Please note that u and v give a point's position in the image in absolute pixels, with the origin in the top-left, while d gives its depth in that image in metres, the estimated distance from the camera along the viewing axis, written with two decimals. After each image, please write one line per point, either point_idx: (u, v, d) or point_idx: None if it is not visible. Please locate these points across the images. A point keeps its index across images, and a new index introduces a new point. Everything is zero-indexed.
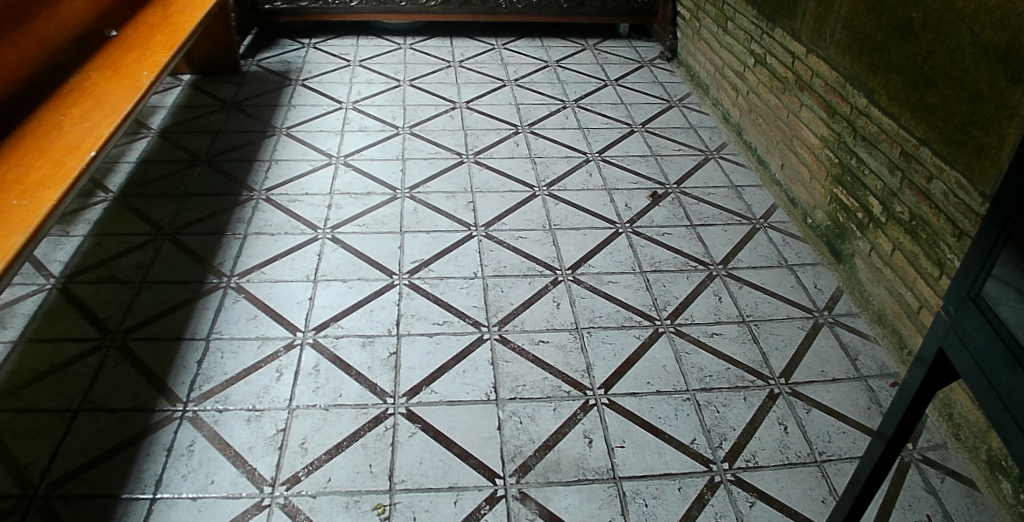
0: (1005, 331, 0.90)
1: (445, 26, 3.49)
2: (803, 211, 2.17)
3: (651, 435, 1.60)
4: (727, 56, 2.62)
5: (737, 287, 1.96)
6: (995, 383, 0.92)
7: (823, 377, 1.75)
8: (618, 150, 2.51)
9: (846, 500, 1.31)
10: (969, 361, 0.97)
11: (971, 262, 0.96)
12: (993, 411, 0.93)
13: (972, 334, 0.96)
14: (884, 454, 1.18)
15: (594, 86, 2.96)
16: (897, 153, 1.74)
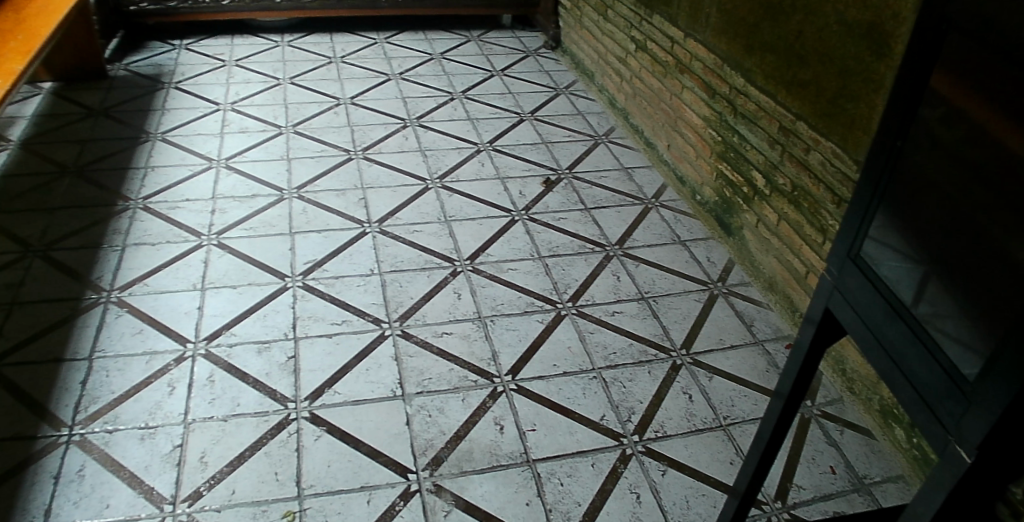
0: (887, 288, 0.89)
1: (324, 22, 3.44)
2: (691, 188, 2.26)
3: (561, 416, 1.62)
4: (609, 43, 2.69)
5: (635, 266, 2.02)
6: (881, 340, 0.91)
7: (722, 345, 1.82)
8: (508, 139, 2.54)
9: (752, 460, 1.30)
10: (852, 313, 0.97)
11: (849, 219, 0.96)
12: (879, 367, 0.92)
13: (854, 292, 0.96)
14: (784, 411, 1.21)
15: (481, 77, 2.99)
16: (776, 128, 1.83)
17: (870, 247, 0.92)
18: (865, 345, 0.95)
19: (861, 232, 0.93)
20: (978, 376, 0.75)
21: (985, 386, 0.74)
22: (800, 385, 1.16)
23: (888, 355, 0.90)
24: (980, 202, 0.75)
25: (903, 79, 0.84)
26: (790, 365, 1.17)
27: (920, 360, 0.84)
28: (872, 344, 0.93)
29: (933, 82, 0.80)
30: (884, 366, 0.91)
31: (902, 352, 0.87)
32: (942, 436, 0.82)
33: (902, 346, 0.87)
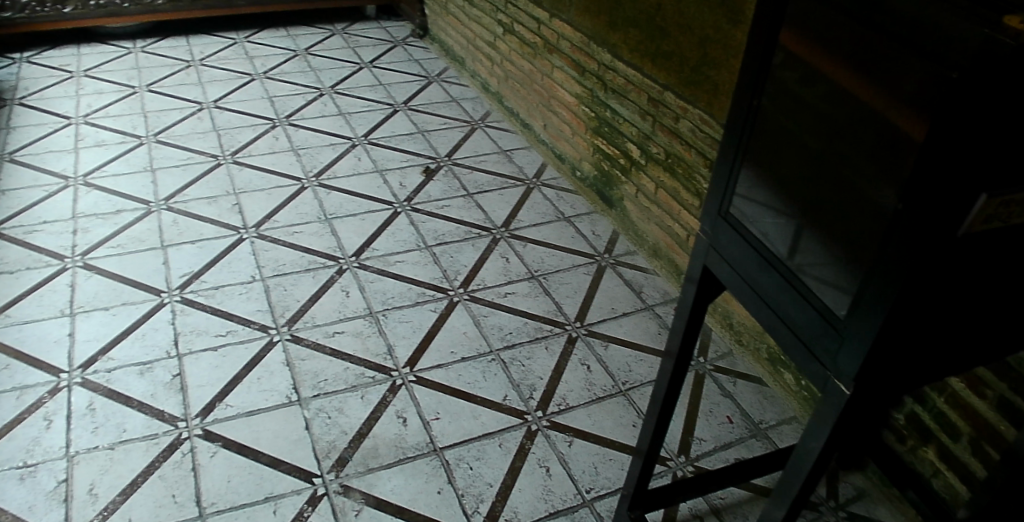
0: (759, 241, 0.96)
1: (178, 24, 3.29)
2: (569, 165, 2.31)
3: (463, 401, 1.64)
4: (477, 27, 2.70)
5: (522, 246, 2.05)
6: (759, 289, 0.98)
7: (614, 313, 1.88)
8: (384, 131, 2.52)
9: (649, 425, 1.36)
10: (732, 269, 1.04)
11: (717, 180, 1.02)
12: (760, 314, 1.00)
13: (730, 247, 1.02)
14: (675, 369, 1.26)
15: (349, 70, 2.94)
16: (645, 100, 1.89)
17: (743, 207, 0.99)
18: (747, 298, 1.02)
19: (733, 193, 1.00)
20: (846, 314, 0.83)
21: (853, 323, 0.82)
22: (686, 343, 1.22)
23: (769, 305, 0.97)
24: (833, 154, 0.82)
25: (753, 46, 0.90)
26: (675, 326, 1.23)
27: (796, 306, 0.92)
28: (753, 297, 1.00)
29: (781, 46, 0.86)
30: (766, 316, 0.98)
31: (779, 298, 0.94)
32: (823, 372, 0.90)
33: (780, 295, 0.94)
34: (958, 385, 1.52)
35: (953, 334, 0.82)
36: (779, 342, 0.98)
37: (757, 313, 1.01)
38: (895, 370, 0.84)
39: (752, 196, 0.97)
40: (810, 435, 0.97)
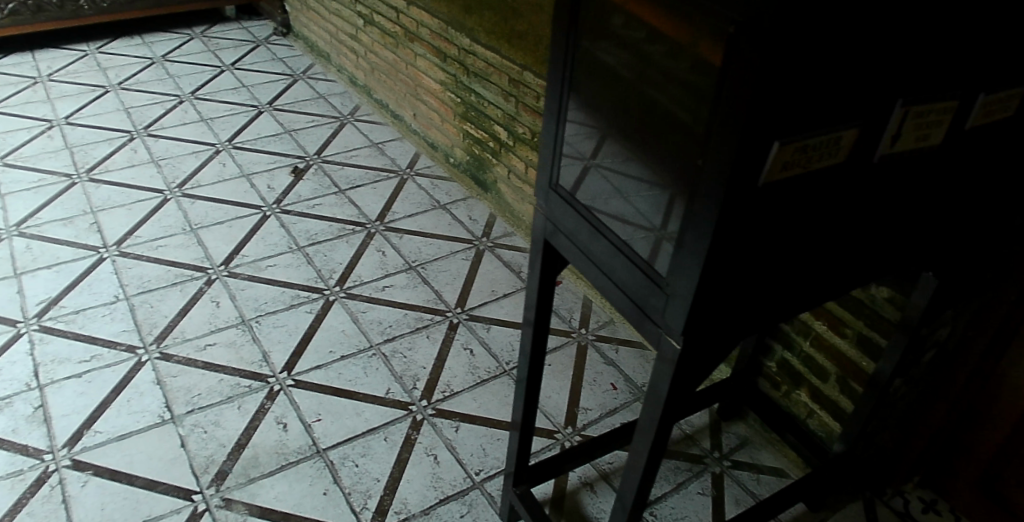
0: (582, 208, 1.17)
1: (23, 38, 3.16)
2: (443, 153, 2.32)
3: (344, 399, 1.63)
4: (337, 21, 2.68)
5: (398, 238, 2.05)
6: (588, 251, 1.19)
7: (495, 295, 1.90)
8: (249, 134, 2.47)
9: (519, 397, 1.39)
10: (573, 246, 1.22)
11: (544, 159, 1.21)
12: (592, 273, 1.20)
13: (560, 215, 1.22)
14: (534, 348, 1.35)
15: (209, 74, 2.88)
16: (506, 81, 1.89)
17: (587, 187, 1.16)
18: (590, 269, 1.20)
19: (580, 176, 1.16)
20: (672, 272, 1.04)
21: (680, 278, 1.02)
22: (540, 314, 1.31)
23: (609, 273, 1.16)
24: (657, 135, 1.01)
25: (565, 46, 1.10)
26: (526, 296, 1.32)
27: (633, 272, 1.11)
28: (595, 269, 1.19)
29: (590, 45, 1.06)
30: (605, 284, 1.18)
31: (607, 257, 1.15)
32: (658, 325, 1.10)
33: (617, 265, 1.14)
34: (820, 328, 1.60)
35: (751, 283, 1.08)
36: (618, 306, 1.17)
37: (599, 281, 1.20)
38: (712, 315, 1.07)
39: (599, 176, 1.13)
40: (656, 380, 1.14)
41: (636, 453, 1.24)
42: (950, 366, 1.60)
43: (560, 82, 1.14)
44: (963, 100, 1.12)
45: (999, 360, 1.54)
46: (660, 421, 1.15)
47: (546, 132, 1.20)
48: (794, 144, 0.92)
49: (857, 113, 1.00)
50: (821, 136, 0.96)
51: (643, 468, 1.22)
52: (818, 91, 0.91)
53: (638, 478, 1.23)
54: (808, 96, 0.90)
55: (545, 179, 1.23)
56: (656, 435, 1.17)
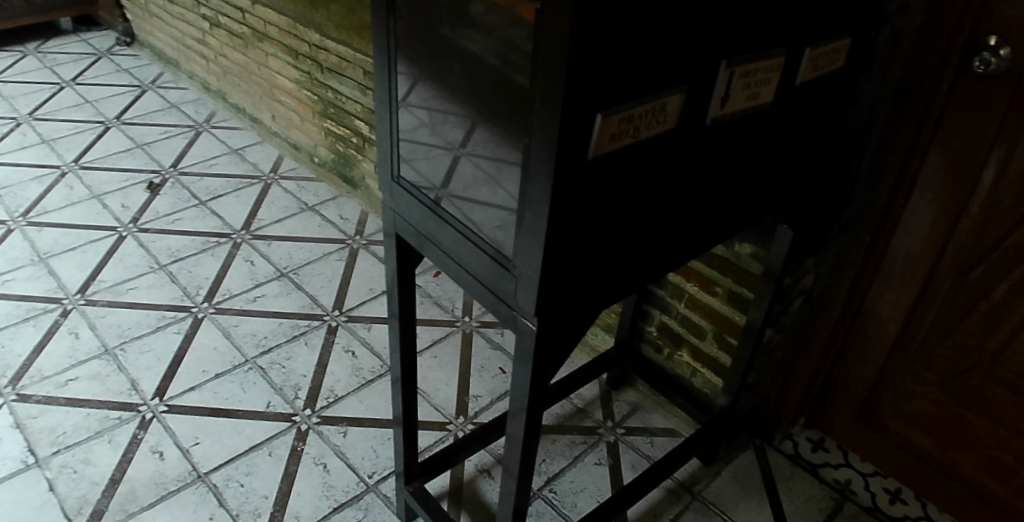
0: (425, 196, 1.21)
1: None
2: (308, 153, 2.32)
3: (223, 418, 1.57)
4: (184, 26, 2.67)
5: (267, 246, 2.04)
6: (436, 239, 1.22)
7: (373, 293, 1.90)
8: (97, 152, 2.42)
9: (398, 392, 1.39)
10: (418, 234, 1.26)
11: (384, 153, 1.25)
12: (443, 262, 1.24)
13: (406, 207, 1.26)
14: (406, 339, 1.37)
15: (48, 92, 2.81)
16: (361, 75, 1.84)
17: (458, 177, 1.14)
18: (437, 255, 1.24)
19: (451, 166, 1.15)
20: (519, 253, 1.07)
21: (529, 257, 1.05)
22: (403, 304, 1.34)
23: (456, 258, 1.20)
24: (512, 119, 1.00)
25: (390, 39, 1.14)
26: (392, 287, 1.33)
27: (486, 257, 1.14)
28: (444, 256, 1.22)
29: (413, 35, 1.11)
30: (456, 271, 1.22)
31: (457, 245, 1.18)
32: (512, 309, 1.13)
33: (464, 251, 1.18)
34: (691, 289, 1.61)
35: (598, 256, 1.12)
36: (470, 291, 1.21)
37: (449, 268, 1.23)
38: (563, 291, 1.10)
39: (470, 164, 1.12)
40: (523, 360, 1.18)
41: (515, 430, 1.27)
42: (816, 310, 1.67)
43: (427, 71, 1.11)
44: (787, 58, 1.15)
45: (863, 297, 1.63)
46: (530, 395, 1.20)
47: (417, 123, 1.18)
48: (617, 116, 0.96)
49: (681, 81, 1.02)
50: (645, 105, 0.99)
51: (524, 440, 1.26)
52: (633, 65, 0.94)
53: (522, 446, 1.27)
54: (625, 71, 0.93)
55: (416, 172, 1.22)
56: (530, 410, 1.22)
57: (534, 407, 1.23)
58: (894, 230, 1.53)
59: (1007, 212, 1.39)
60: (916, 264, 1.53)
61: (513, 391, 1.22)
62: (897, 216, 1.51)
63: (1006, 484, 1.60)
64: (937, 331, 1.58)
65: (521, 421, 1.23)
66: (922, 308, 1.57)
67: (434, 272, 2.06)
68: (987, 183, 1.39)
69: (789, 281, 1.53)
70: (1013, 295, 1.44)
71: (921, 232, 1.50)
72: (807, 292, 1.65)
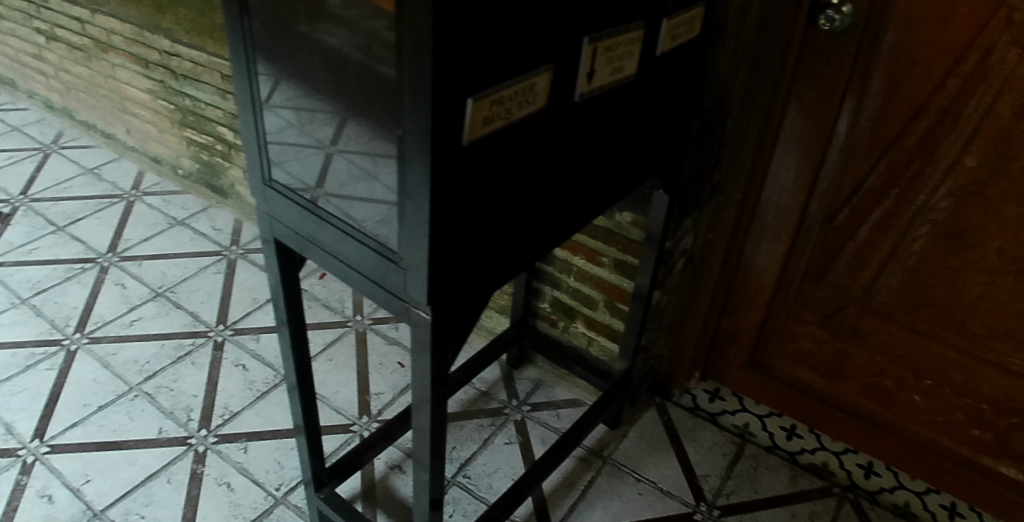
0: (301, 197, 1.17)
1: None
2: (170, 164, 2.26)
3: (113, 451, 1.50)
4: (14, 43, 2.51)
5: (137, 266, 1.99)
6: (317, 240, 1.18)
7: (256, 302, 1.90)
8: None
9: (296, 401, 1.37)
10: (297, 236, 1.22)
11: (252, 156, 1.19)
12: (327, 262, 1.20)
13: (280, 210, 1.21)
14: (297, 345, 1.33)
15: None
16: (219, 79, 1.81)
17: (332, 175, 1.11)
18: (319, 256, 1.20)
19: (325, 165, 1.11)
20: (404, 242, 1.04)
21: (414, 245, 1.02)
22: (290, 310, 1.30)
23: (339, 256, 1.17)
24: (381, 111, 0.98)
25: (243, 37, 1.08)
26: (277, 295, 1.29)
27: (369, 251, 1.11)
28: (326, 255, 1.19)
29: (266, 31, 1.06)
30: (341, 269, 1.18)
31: (340, 243, 1.14)
32: (404, 303, 1.11)
33: (346, 248, 1.14)
34: (579, 262, 1.63)
35: (484, 241, 1.12)
36: (357, 289, 1.17)
37: (332, 267, 1.20)
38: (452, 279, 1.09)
39: (344, 161, 1.09)
40: (419, 352, 1.16)
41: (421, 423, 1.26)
42: (699, 267, 1.75)
43: (290, 70, 1.07)
44: (648, 27, 1.18)
45: (745, 249, 1.71)
46: (434, 388, 1.18)
47: (286, 125, 1.13)
48: (488, 99, 0.95)
49: (547, 59, 1.03)
50: (515, 86, 0.99)
51: (431, 433, 1.25)
52: (496, 48, 0.93)
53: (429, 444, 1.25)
54: (489, 56, 0.93)
55: (289, 174, 1.18)
56: (435, 402, 1.20)
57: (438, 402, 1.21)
58: (762, 185, 1.61)
59: (863, 156, 1.50)
60: (787, 214, 1.62)
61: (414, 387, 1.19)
62: (763, 172, 1.59)
63: (889, 407, 1.73)
64: (810, 275, 1.68)
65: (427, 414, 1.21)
66: (798, 253, 1.66)
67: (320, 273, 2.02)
68: (843, 131, 1.49)
69: (670, 242, 1.57)
70: (876, 233, 1.56)
71: (791, 182, 1.58)
72: (689, 250, 1.72)
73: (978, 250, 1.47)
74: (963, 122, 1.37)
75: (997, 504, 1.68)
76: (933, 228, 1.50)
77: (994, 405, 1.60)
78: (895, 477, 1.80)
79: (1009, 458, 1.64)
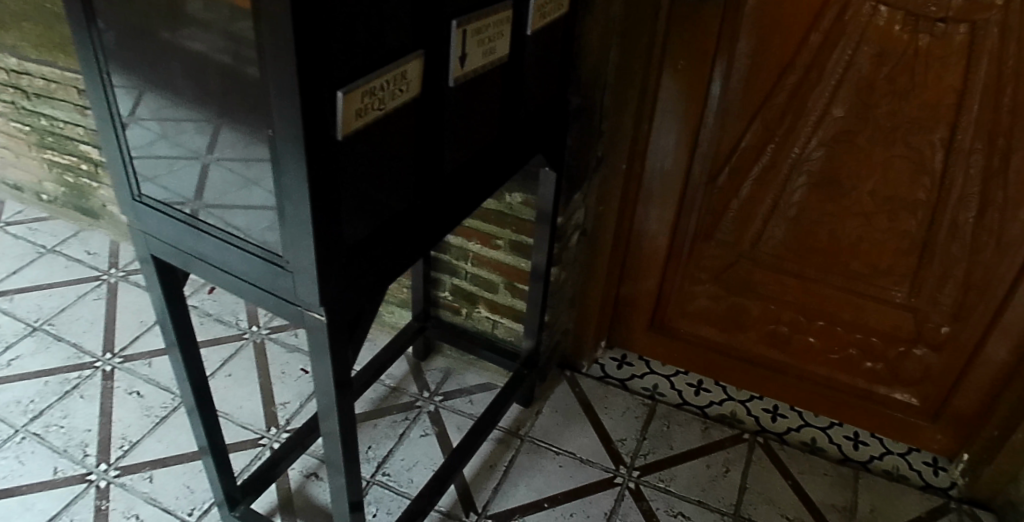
0: (174, 209, 1.10)
1: None
2: (33, 190, 2.17)
3: (6, 499, 1.45)
4: None
5: (10, 302, 1.92)
6: (197, 252, 1.11)
7: (144, 324, 1.87)
8: None
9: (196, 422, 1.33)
10: (179, 252, 1.14)
11: (117, 170, 1.12)
12: (211, 275, 1.13)
13: (155, 224, 1.13)
14: (190, 365, 1.28)
15: None
16: (76, 95, 1.77)
17: (211, 186, 1.04)
18: (206, 270, 1.13)
19: (203, 177, 1.04)
20: (289, 246, 0.99)
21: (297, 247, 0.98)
22: (179, 330, 1.24)
23: (227, 269, 1.10)
24: (251, 110, 0.93)
25: (93, 44, 1.01)
26: (164, 316, 1.23)
27: (257, 259, 1.05)
28: (211, 269, 1.11)
29: (117, 38, 0.99)
30: (227, 280, 1.12)
31: (222, 253, 1.08)
32: (297, 308, 1.05)
33: (234, 260, 1.08)
34: (475, 247, 1.63)
35: (375, 237, 1.08)
36: (250, 300, 1.11)
37: (220, 280, 1.13)
38: (344, 282, 1.04)
39: (222, 171, 1.02)
40: (316, 360, 1.10)
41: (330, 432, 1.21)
42: (594, 239, 1.74)
43: (153, 80, 1.00)
44: (516, 7, 1.18)
45: (637, 217, 1.75)
46: (339, 392, 1.13)
47: (156, 139, 1.06)
48: (359, 90, 0.92)
49: (416, 47, 1.00)
50: (385, 75, 0.96)
51: (342, 441, 1.20)
52: (361, 38, 0.90)
53: (341, 452, 1.20)
54: (355, 47, 0.90)
55: (163, 189, 1.10)
56: (340, 410, 1.15)
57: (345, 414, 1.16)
58: (647, 153, 1.64)
59: (739, 117, 1.56)
60: (672, 179, 1.67)
61: (316, 397, 1.14)
62: (646, 140, 1.62)
63: (788, 351, 1.85)
64: (701, 236, 1.76)
65: (334, 422, 1.16)
66: (685, 216, 1.72)
67: (210, 287, 1.99)
68: (716, 94, 1.54)
69: (561, 219, 1.59)
70: (757, 189, 1.64)
71: (674, 148, 1.62)
72: (582, 225, 1.72)
73: (853, 196, 1.56)
74: (827, 76, 1.44)
75: (894, 426, 1.82)
76: (809, 179, 1.57)
77: (883, 337, 1.73)
78: (800, 417, 1.89)
79: (901, 382, 1.78)
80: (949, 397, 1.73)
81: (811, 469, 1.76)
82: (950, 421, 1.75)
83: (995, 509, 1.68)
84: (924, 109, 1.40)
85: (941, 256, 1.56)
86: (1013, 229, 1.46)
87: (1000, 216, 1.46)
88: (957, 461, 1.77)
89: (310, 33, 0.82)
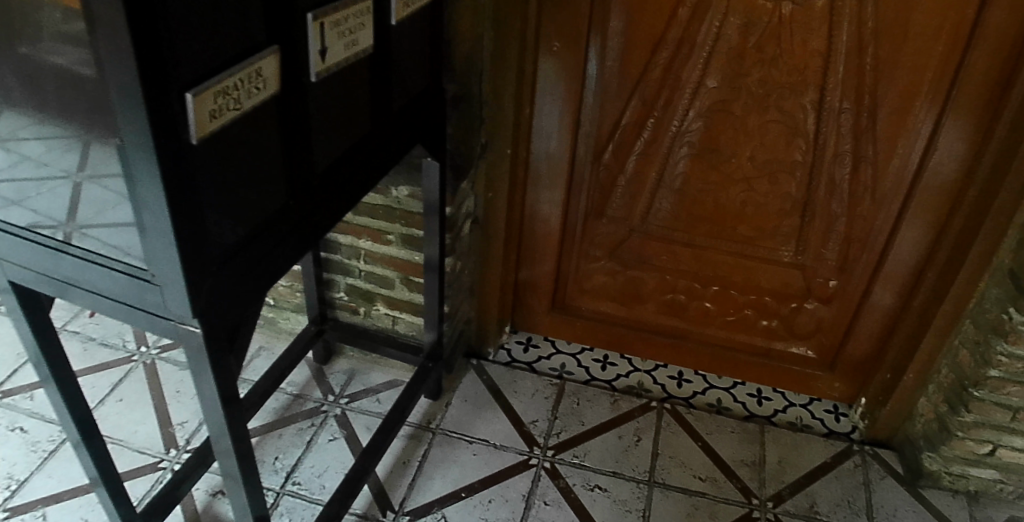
0: (28, 231, 1.01)
1: None
2: None
3: None
4: None
5: None
6: (60, 274, 1.03)
7: (20, 357, 1.79)
8: None
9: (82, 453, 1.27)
10: (42, 278, 1.06)
11: None
12: (78, 297, 1.04)
13: (11, 249, 1.04)
14: (67, 395, 1.21)
15: None
16: None
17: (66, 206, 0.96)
18: (75, 295, 1.04)
19: (58, 195, 0.96)
20: (149, 261, 0.93)
21: (156, 264, 0.92)
22: (52, 361, 1.17)
23: (97, 291, 1.01)
24: (92, 122, 0.86)
25: None
26: (29, 347, 1.15)
27: (124, 277, 0.97)
28: (78, 292, 1.03)
29: None
30: (95, 302, 1.03)
31: (84, 272, 1.00)
32: (169, 321, 0.97)
33: (99, 278, 0.99)
34: (365, 244, 1.62)
35: (248, 243, 1.01)
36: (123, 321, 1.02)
37: (91, 304, 1.04)
38: (222, 293, 0.99)
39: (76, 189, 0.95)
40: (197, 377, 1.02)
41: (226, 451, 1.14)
42: (486, 227, 1.76)
43: None
44: None
45: (527, 200, 1.77)
46: (227, 407, 1.05)
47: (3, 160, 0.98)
48: (210, 90, 0.84)
49: (270, 43, 0.94)
50: (239, 73, 0.89)
51: (239, 460, 1.12)
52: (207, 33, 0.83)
53: (239, 471, 1.13)
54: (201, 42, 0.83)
55: (17, 212, 1.01)
56: (232, 427, 1.08)
57: (237, 433, 1.11)
58: (531, 137, 1.66)
59: (618, 94, 1.59)
60: (559, 161, 1.69)
61: (204, 415, 1.07)
62: (529, 123, 1.64)
63: (686, 318, 1.91)
64: (592, 214, 1.79)
65: (227, 440, 1.08)
66: (575, 195, 1.76)
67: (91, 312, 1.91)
68: (593, 72, 1.56)
69: (450, 208, 1.58)
70: (642, 163, 1.68)
71: (557, 130, 1.65)
72: (473, 213, 1.72)
73: (735, 162, 1.62)
74: (697, 49, 1.48)
75: (794, 380, 1.91)
76: (691, 150, 1.62)
77: (775, 296, 1.81)
78: (704, 380, 1.96)
79: (797, 337, 1.86)
80: (841, 346, 1.83)
81: (718, 429, 1.82)
82: (846, 369, 1.85)
83: (893, 447, 1.79)
84: (792, 74, 1.47)
85: (821, 214, 1.64)
86: (885, 183, 1.55)
87: (872, 171, 1.55)
88: (856, 405, 1.88)
89: (147, 28, 0.75)
